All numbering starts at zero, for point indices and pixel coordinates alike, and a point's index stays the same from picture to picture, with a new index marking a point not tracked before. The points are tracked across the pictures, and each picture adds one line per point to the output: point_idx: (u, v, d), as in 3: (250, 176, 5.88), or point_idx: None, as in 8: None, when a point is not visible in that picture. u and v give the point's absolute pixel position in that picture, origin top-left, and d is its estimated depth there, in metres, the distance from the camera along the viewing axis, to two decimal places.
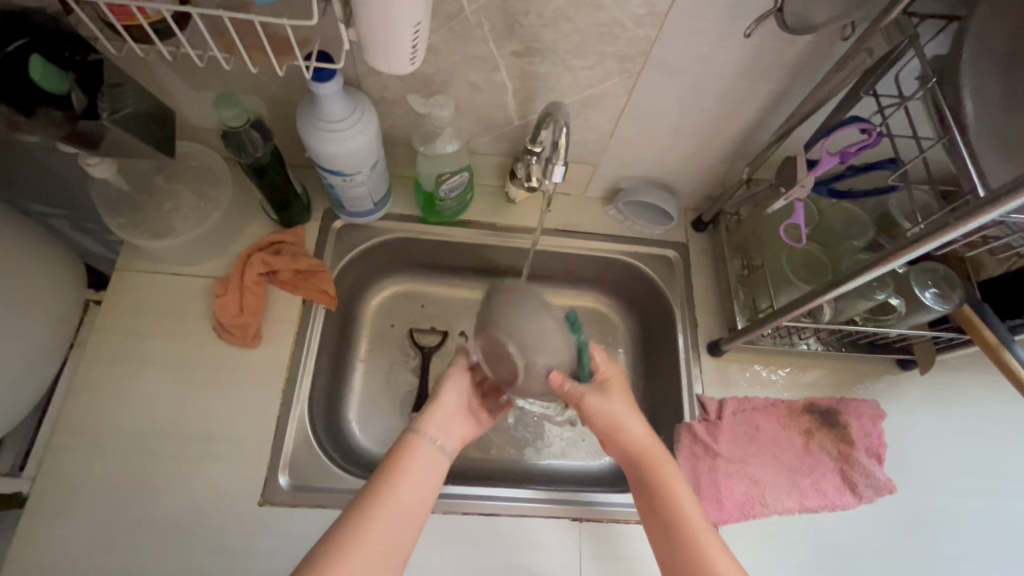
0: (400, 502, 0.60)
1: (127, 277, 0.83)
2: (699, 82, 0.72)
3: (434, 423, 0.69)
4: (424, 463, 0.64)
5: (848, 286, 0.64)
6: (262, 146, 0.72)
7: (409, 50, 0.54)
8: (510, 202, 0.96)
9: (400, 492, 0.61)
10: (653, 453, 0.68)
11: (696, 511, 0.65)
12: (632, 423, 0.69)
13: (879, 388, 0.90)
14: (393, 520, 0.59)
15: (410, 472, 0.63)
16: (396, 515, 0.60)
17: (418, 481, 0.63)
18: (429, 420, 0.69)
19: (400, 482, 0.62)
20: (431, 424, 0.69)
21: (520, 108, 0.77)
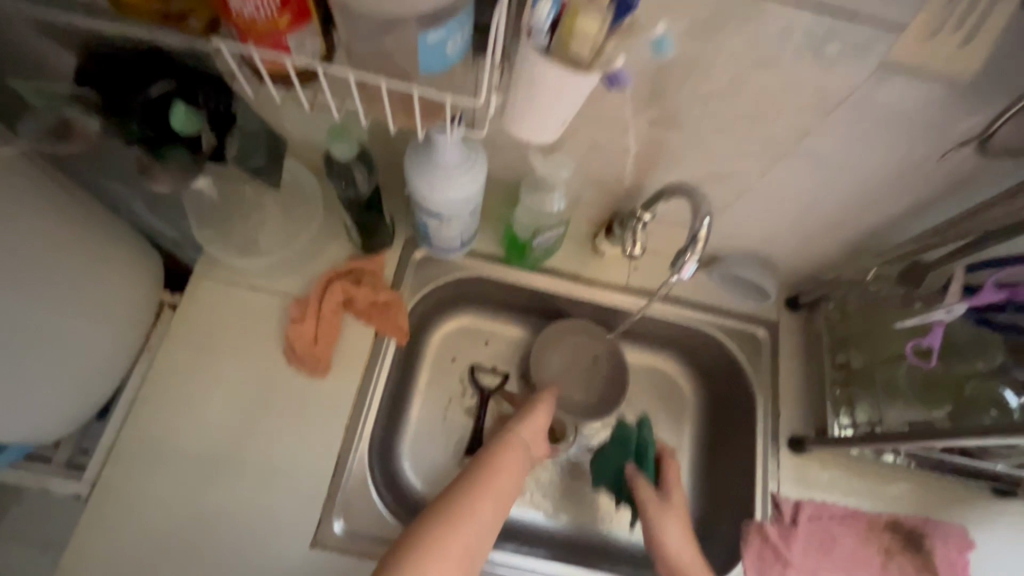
0: (499, 484, 0.72)
1: (204, 286, 0.80)
2: (845, 174, 0.66)
3: (533, 430, 0.82)
4: (513, 470, 0.75)
5: (974, 439, 0.63)
6: (364, 179, 0.70)
7: (559, 122, 0.49)
8: (597, 255, 0.91)
9: (502, 472, 0.73)
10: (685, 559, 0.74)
11: None
12: (673, 533, 0.76)
13: (971, 514, 0.83)
14: (492, 499, 0.70)
15: (510, 463, 0.75)
16: (489, 506, 0.69)
17: (513, 476, 0.74)
18: (527, 425, 0.82)
19: (502, 467, 0.74)
20: (530, 429, 0.82)
21: (636, 170, 0.72)
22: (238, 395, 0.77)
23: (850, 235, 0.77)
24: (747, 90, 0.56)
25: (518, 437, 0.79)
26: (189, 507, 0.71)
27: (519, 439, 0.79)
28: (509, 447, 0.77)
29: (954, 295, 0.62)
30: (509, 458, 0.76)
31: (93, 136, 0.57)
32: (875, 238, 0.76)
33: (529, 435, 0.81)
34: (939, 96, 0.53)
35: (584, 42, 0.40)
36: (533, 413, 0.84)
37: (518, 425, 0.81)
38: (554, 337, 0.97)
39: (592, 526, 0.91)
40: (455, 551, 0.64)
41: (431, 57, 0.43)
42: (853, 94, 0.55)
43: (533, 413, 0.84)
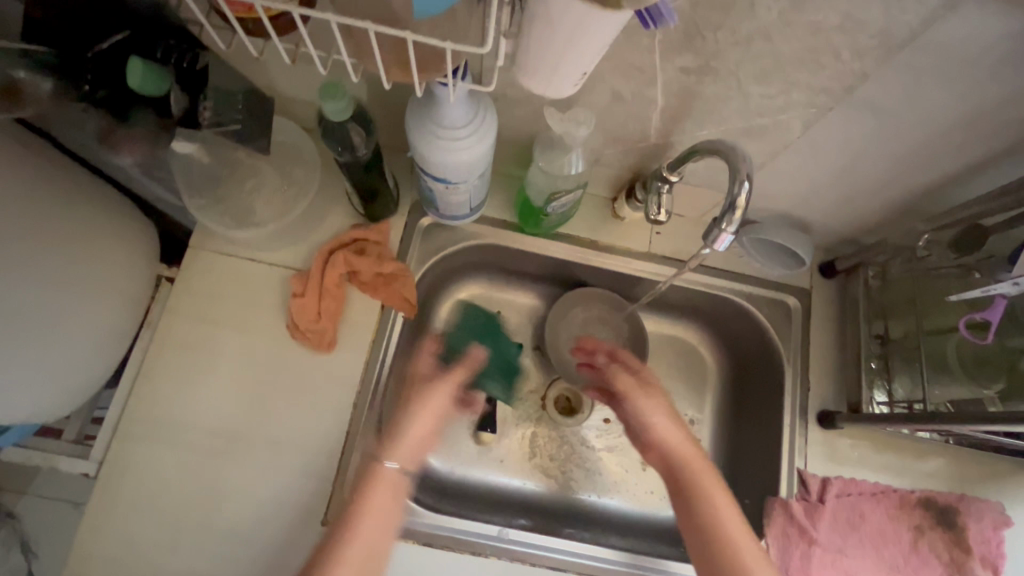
0: (363, 545, 0.60)
1: (203, 257, 0.77)
2: (902, 127, 0.58)
3: (404, 452, 0.66)
4: (388, 492, 0.64)
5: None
6: (362, 143, 0.64)
7: (580, 72, 0.42)
8: (616, 219, 0.85)
9: (364, 532, 0.61)
10: (686, 455, 0.66)
11: (730, 512, 0.62)
12: (668, 428, 0.68)
13: (1009, 491, 0.79)
14: (359, 558, 0.59)
15: (380, 498, 0.63)
16: (372, 527, 0.61)
17: (381, 520, 0.62)
18: (394, 448, 0.66)
19: (365, 529, 0.61)
20: (401, 454, 0.66)
21: (662, 126, 0.65)
22: (242, 371, 0.74)
23: (898, 196, 0.70)
24: (797, 29, 0.48)
25: (382, 474, 0.64)
26: (196, 485, 0.70)
27: (384, 474, 0.64)
28: (371, 490, 0.63)
29: None
30: (375, 493, 0.63)
31: (47, 101, 0.48)
32: (928, 199, 0.69)
33: (403, 457, 0.66)
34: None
35: None
36: (405, 426, 0.68)
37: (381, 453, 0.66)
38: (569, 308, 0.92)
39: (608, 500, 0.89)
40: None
41: None
42: (923, 32, 0.47)
43: (405, 425, 0.68)
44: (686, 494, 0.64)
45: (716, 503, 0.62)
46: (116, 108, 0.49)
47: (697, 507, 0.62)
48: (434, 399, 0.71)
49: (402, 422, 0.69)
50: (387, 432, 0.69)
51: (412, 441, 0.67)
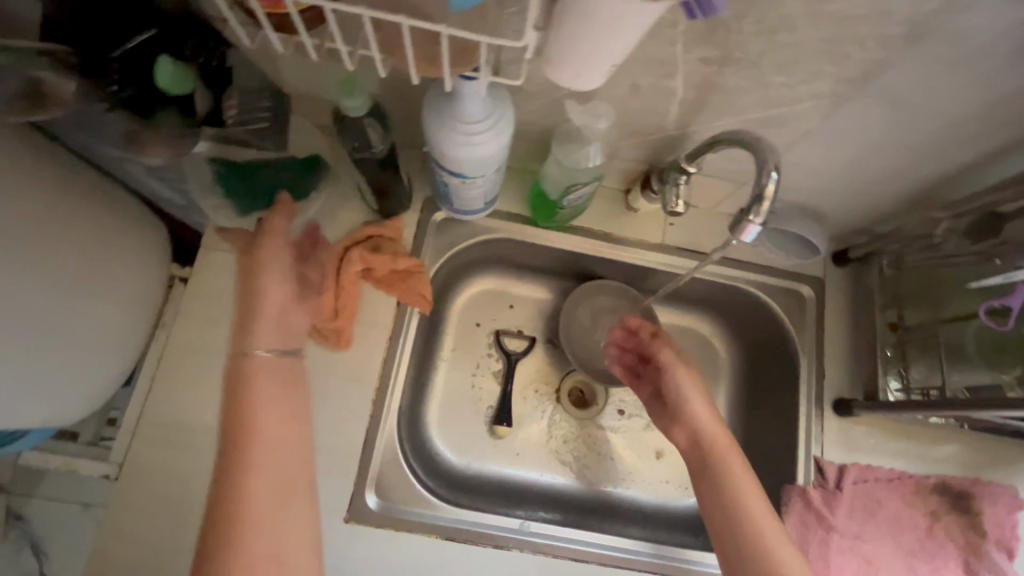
0: (271, 453, 0.60)
1: (219, 258, 0.77)
2: (920, 115, 0.58)
3: (269, 334, 0.64)
4: (272, 394, 0.62)
5: None
6: (379, 140, 0.64)
7: (612, 64, 0.42)
8: (629, 211, 0.85)
9: (263, 446, 0.59)
10: (714, 434, 0.70)
11: (752, 492, 0.65)
12: (699, 404, 0.73)
13: (1023, 475, 0.80)
14: (267, 480, 0.58)
15: (275, 406, 0.62)
16: (272, 414, 0.61)
17: (290, 450, 0.61)
18: (263, 333, 0.64)
19: (262, 444, 0.59)
20: (265, 338, 0.64)
21: (680, 118, 0.65)
22: None
23: (915, 184, 0.70)
24: (823, 19, 0.48)
25: (257, 360, 0.63)
26: (219, 485, 0.70)
27: (256, 360, 0.63)
28: (257, 385, 0.62)
29: None
30: (262, 395, 0.62)
31: (72, 100, 0.48)
32: (944, 187, 0.69)
33: (272, 341, 0.64)
34: None
35: None
36: (257, 305, 0.64)
37: (245, 342, 0.63)
38: (582, 301, 0.93)
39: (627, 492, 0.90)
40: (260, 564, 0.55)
41: None
42: (950, 21, 0.46)
43: (248, 288, 0.65)
44: (712, 471, 0.67)
45: (740, 482, 0.66)
46: (141, 108, 0.51)
47: (722, 483, 0.66)
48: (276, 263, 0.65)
49: (256, 286, 0.64)
50: (243, 300, 0.65)
51: (270, 317, 0.64)
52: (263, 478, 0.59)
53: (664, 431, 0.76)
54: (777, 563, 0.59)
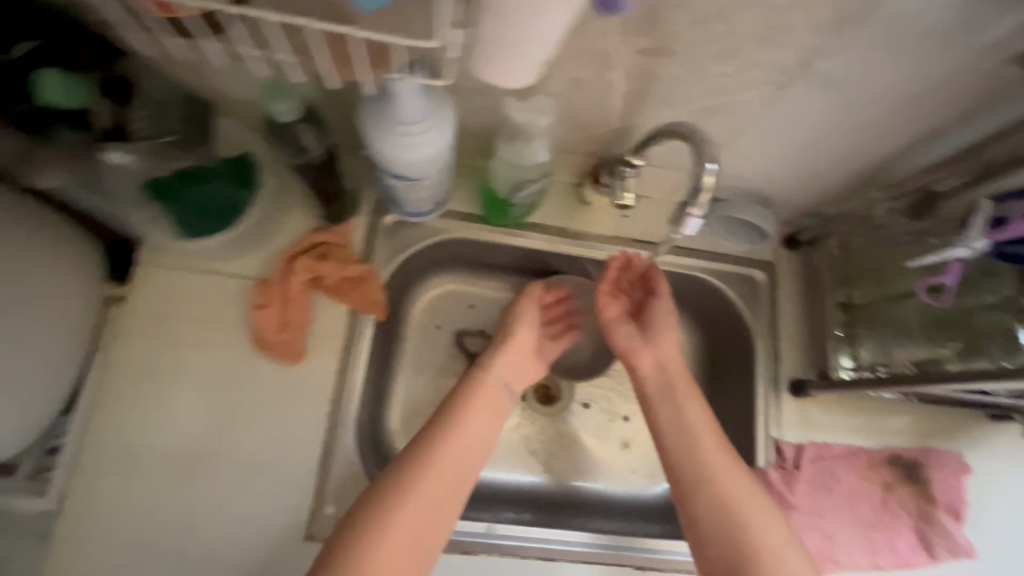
0: (463, 449, 0.68)
1: (152, 274, 0.72)
2: (856, 102, 0.58)
3: (508, 369, 0.77)
4: (478, 423, 0.70)
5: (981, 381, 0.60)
6: (316, 143, 0.61)
7: (540, 57, 0.40)
8: (584, 206, 0.84)
9: (459, 448, 0.67)
10: (677, 376, 0.75)
11: (708, 437, 0.70)
12: (666, 342, 0.76)
13: (968, 441, 0.84)
14: (452, 470, 0.66)
15: (478, 419, 0.70)
16: (454, 457, 0.67)
17: (468, 451, 0.68)
18: (505, 366, 0.77)
19: (456, 445, 0.67)
20: (503, 369, 0.77)
21: (624, 110, 0.64)
22: (208, 390, 0.70)
23: (856, 168, 0.71)
24: (755, 7, 0.47)
25: (486, 383, 0.74)
26: (170, 512, 0.67)
27: (488, 384, 0.74)
28: (476, 402, 0.72)
29: (976, 229, 0.55)
30: (478, 413, 0.71)
31: None
32: (882, 169, 0.71)
33: (507, 373, 0.77)
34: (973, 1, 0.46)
35: None
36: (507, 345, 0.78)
37: (484, 368, 0.75)
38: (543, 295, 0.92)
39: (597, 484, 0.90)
40: (407, 524, 0.61)
41: None
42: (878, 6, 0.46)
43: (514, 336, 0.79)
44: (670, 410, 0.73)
45: (700, 420, 0.71)
46: (32, 124, 0.51)
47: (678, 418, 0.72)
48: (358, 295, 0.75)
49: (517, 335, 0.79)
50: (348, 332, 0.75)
51: (527, 354, 0.79)
52: (410, 511, 0.62)
53: (626, 350, 0.78)
54: (725, 486, 0.67)
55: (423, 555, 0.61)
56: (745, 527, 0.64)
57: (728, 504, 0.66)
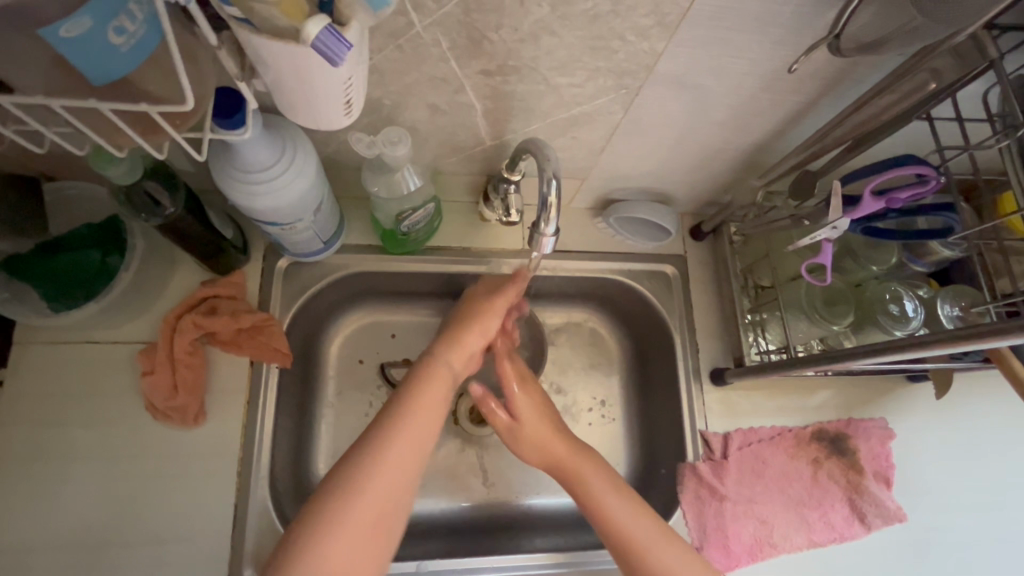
0: (416, 428, 0.58)
1: (31, 353, 0.68)
2: (710, 98, 0.59)
3: (458, 352, 0.67)
4: (433, 389, 0.62)
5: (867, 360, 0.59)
6: (170, 199, 0.58)
7: (341, 103, 0.38)
8: (484, 222, 0.81)
9: (417, 417, 0.58)
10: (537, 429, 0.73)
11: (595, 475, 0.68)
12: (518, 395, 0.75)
13: (889, 406, 0.85)
14: (404, 451, 0.56)
15: (430, 393, 0.61)
16: (412, 440, 0.57)
17: (432, 422, 0.59)
18: (451, 348, 0.67)
19: (414, 419, 0.58)
20: (454, 356, 0.67)
21: (492, 128, 0.63)
22: (106, 468, 0.67)
23: (736, 157, 0.72)
24: (575, 19, 0.47)
25: (438, 365, 0.64)
26: None
27: (441, 367, 0.64)
28: (426, 379, 0.62)
29: (835, 210, 0.54)
30: (428, 394, 0.61)
31: None
32: (762, 155, 0.71)
33: (453, 358, 0.67)
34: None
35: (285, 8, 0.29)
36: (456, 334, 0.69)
37: (439, 350, 0.66)
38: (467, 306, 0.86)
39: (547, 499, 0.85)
40: (361, 516, 0.52)
41: (93, 55, 0.29)
42: (692, 8, 0.46)
43: (459, 327, 0.70)
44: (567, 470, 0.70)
45: (594, 477, 0.68)
46: None
47: (563, 459, 0.70)
48: (255, 345, 0.71)
49: (462, 325, 0.70)
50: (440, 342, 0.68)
51: (467, 350, 0.69)
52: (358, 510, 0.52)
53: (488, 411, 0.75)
54: (619, 529, 0.64)
55: (384, 549, 0.53)
56: (647, 567, 0.62)
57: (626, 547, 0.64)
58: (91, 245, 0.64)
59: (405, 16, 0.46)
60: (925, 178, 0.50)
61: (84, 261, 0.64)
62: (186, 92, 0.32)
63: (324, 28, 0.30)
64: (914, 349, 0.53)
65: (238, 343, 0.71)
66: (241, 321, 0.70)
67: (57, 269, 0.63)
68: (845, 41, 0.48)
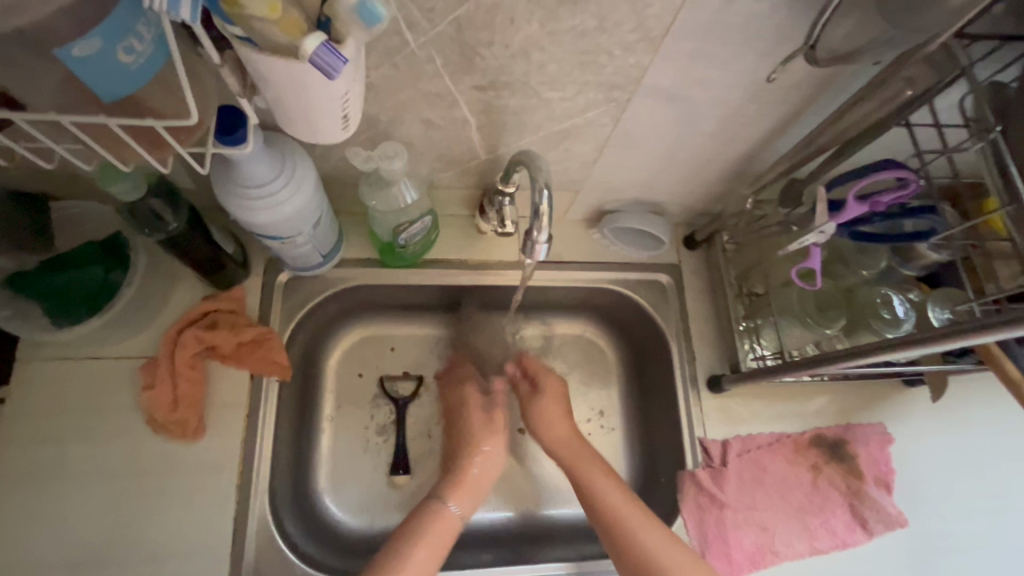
0: (418, 568, 0.62)
1: (32, 369, 0.69)
2: (697, 109, 0.61)
3: (464, 498, 0.71)
4: (436, 533, 0.66)
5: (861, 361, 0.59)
6: (172, 214, 0.60)
7: (339, 118, 0.40)
8: (481, 235, 0.82)
9: (417, 560, 0.63)
10: (569, 451, 0.75)
11: (618, 495, 0.69)
12: (551, 424, 0.78)
13: (886, 411, 0.85)
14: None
15: (433, 539, 0.65)
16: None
17: (431, 566, 0.63)
18: (459, 494, 0.71)
19: (415, 562, 0.62)
20: (461, 501, 0.71)
21: (486, 142, 0.65)
22: (106, 483, 0.67)
23: (726, 167, 0.73)
24: (563, 35, 0.49)
25: (440, 511, 0.68)
26: None
27: (446, 515, 0.68)
28: (426, 525, 0.66)
29: (822, 215, 0.55)
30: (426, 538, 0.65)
31: None
32: (751, 164, 0.73)
33: (463, 505, 0.71)
34: (764, 11, 0.48)
35: (275, 29, 0.31)
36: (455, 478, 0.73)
37: (445, 496, 0.71)
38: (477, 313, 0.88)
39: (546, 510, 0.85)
40: None
41: (102, 72, 0.30)
42: (675, 23, 0.48)
43: (462, 472, 0.74)
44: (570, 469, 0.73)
45: (595, 468, 0.71)
46: None
47: (584, 474, 0.71)
48: (254, 360, 0.72)
49: (467, 460, 0.75)
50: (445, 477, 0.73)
51: (471, 489, 0.72)
52: None
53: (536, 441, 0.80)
54: (609, 503, 0.68)
55: None
56: None
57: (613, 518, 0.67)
58: (94, 262, 0.66)
59: (400, 34, 0.48)
60: (906, 182, 0.51)
61: (86, 277, 0.65)
62: (189, 106, 0.33)
63: (321, 45, 0.31)
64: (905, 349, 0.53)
65: (237, 358, 0.72)
66: (242, 336, 0.71)
67: (59, 285, 0.64)
68: (821, 52, 0.49)
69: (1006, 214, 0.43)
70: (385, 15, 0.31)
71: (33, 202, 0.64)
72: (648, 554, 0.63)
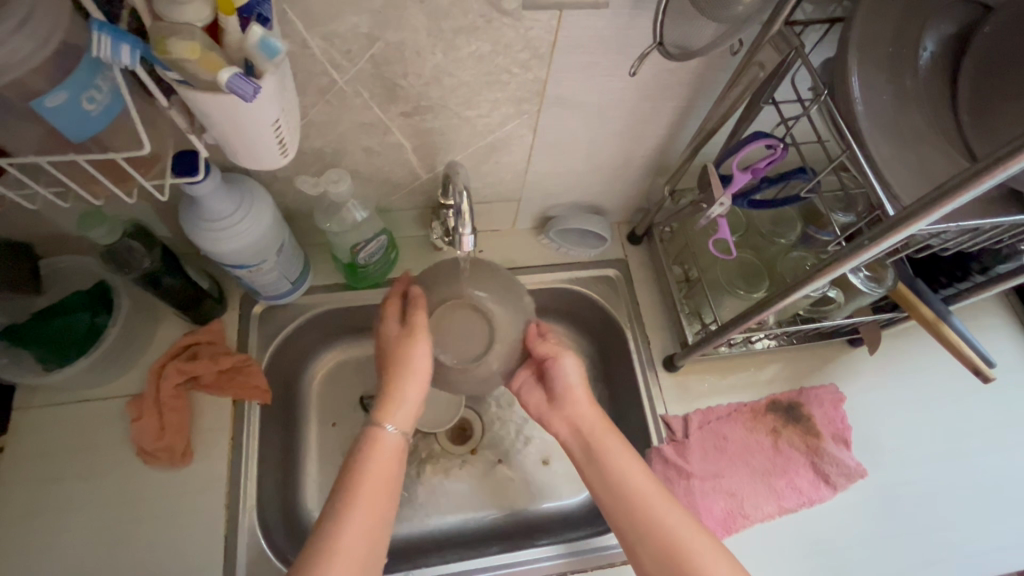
0: (367, 514, 0.58)
1: (27, 416, 0.74)
2: (600, 113, 0.69)
3: (401, 415, 0.64)
4: (385, 457, 0.62)
5: (774, 307, 0.63)
6: (148, 255, 0.68)
7: (275, 146, 0.48)
8: (437, 250, 0.89)
9: (369, 487, 0.59)
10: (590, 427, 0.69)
11: (659, 496, 0.63)
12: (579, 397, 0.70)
13: (836, 371, 0.91)
14: (359, 540, 0.56)
15: (377, 473, 0.60)
16: (368, 510, 0.58)
17: (386, 497, 0.60)
18: (393, 411, 0.64)
19: (367, 495, 0.59)
20: (400, 420, 0.64)
21: (424, 163, 0.73)
22: (99, 515, 0.71)
23: (646, 164, 0.82)
24: (465, 59, 0.58)
25: (381, 440, 0.62)
26: None
27: (382, 438, 0.62)
28: (370, 458, 0.61)
29: (718, 189, 0.63)
30: (373, 466, 0.61)
31: None
32: (666, 158, 0.81)
33: (399, 421, 0.64)
34: (625, 22, 0.57)
35: (193, 65, 0.38)
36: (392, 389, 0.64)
37: (380, 416, 0.63)
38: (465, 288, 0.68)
39: (528, 505, 0.88)
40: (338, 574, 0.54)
41: (72, 119, 0.39)
42: (557, 41, 0.58)
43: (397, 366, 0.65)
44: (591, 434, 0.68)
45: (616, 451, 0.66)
46: None
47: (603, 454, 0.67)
48: (232, 388, 0.77)
49: (395, 382, 0.64)
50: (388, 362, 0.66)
51: (412, 407, 0.65)
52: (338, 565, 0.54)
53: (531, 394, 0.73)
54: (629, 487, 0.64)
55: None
56: None
57: (649, 521, 0.62)
58: (83, 306, 0.73)
59: (328, 75, 0.57)
60: (773, 148, 0.59)
61: (76, 321, 0.72)
62: (143, 139, 0.41)
63: (234, 74, 0.39)
64: (799, 288, 0.58)
65: (218, 388, 0.77)
66: (220, 366, 0.76)
67: (49, 327, 0.70)
68: (671, 48, 0.57)
69: (846, 159, 0.52)
70: (282, 46, 0.39)
71: (25, 254, 0.72)
72: (659, 520, 0.62)
